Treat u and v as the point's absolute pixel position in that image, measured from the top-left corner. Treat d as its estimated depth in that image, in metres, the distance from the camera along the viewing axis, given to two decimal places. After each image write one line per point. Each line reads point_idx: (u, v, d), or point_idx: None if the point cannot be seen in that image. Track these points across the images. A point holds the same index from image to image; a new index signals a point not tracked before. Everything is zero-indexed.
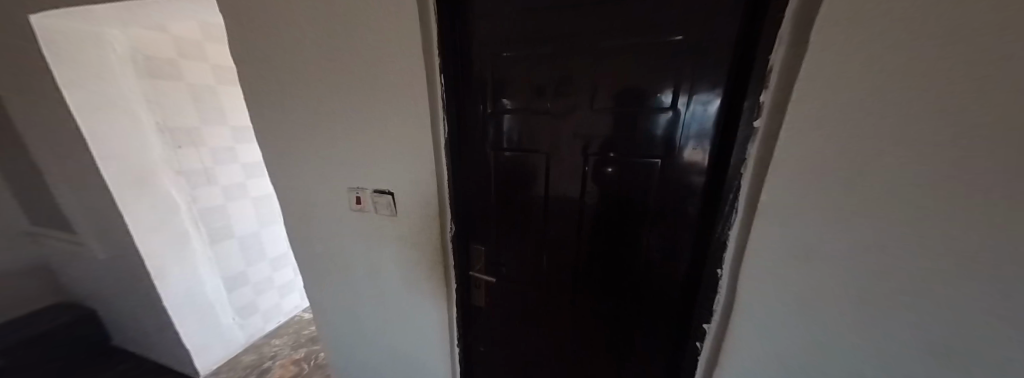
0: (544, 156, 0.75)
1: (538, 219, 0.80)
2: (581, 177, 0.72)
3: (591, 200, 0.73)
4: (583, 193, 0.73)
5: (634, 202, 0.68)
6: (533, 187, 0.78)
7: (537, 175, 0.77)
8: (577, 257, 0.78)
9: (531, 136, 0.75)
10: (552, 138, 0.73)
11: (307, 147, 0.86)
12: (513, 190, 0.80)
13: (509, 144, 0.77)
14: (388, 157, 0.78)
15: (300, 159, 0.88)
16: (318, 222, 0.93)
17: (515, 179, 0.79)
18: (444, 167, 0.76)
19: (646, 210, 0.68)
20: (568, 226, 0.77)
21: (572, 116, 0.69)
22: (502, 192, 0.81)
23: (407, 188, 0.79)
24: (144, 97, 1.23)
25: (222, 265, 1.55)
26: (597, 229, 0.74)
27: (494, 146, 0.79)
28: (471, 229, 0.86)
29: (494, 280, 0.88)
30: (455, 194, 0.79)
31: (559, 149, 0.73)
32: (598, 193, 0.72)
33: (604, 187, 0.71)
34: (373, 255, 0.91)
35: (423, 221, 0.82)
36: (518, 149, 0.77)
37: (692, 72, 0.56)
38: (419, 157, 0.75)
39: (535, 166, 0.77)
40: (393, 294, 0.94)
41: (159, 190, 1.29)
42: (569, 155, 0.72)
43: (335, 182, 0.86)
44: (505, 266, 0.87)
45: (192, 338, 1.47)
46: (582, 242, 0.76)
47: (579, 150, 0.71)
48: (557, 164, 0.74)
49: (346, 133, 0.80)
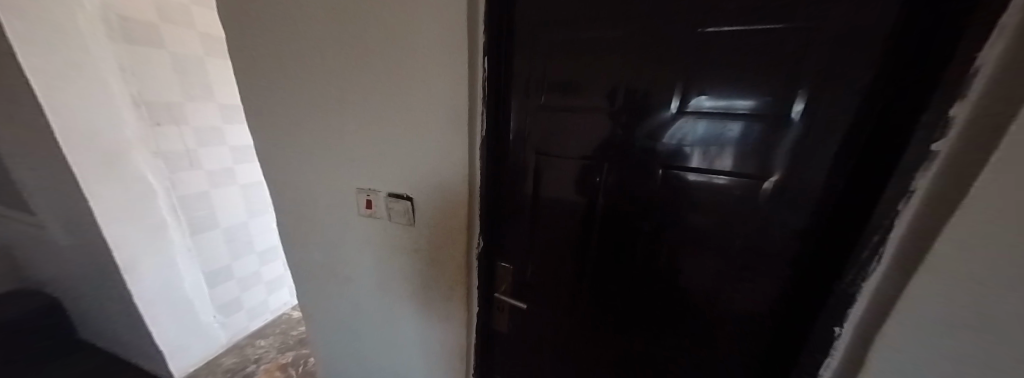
0: (595, 168, 0.62)
1: (579, 240, 0.67)
2: (638, 195, 0.59)
3: (643, 224, 0.60)
4: (640, 215, 0.60)
5: (708, 231, 0.56)
6: (578, 203, 0.65)
7: (585, 190, 0.64)
8: (622, 287, 0.66)
9: (583, 143, 0.62)
10: (609, 147, 0.60)
11: (308, 136, 0.71)
12: (551, 203, 0.67)
13: (552, 151, 0.65)
14: (408, 156, 0.64)
15: (300, 151, 0.74)
16: (317, 226, 0.79)
17: (556, 191, 0.67)
18: (478, 171, 0.62)
19: (722, 243, 0.55)
20: (614, 253, 0.65)
21: (638, 122, 0.56)
22: (542, 205, 0.68)
23: (430, 194, 0.66)
24: (118, 65, 1.05)
25: (203, 258, 1.39)
26: (648, 259, 0.62)
27: (534, 151, 0.66)
28: (499, 244, 0.73)
29: (524, 305, 0.75)
30: (485, 206, 0.66)
31: (618, 159, 0.60)
32: (657, 216, 0.59)
33: (665, 210, 0.58)
34: (381, 267, 0.77)
35: (447, 234, 0.68)
36: (564, 158, 0.64)
37: (823, 72, 0.43)
38: (448, 158, 0.62)
39: (583, 178, 0.63)
40: (401, 312, 0.81)
41: (131, 171, 1.12)
42: (630, 168, 0.59)
43: (342, 181, 0.72)
44: (537, 290, 0.74)
45: (166, 339, 1.32)
46: (631, 271, 0.64)
47: (643, 163, 0.58)
48: (611, 180, 0.61)
49: (358, 124, 0.66)
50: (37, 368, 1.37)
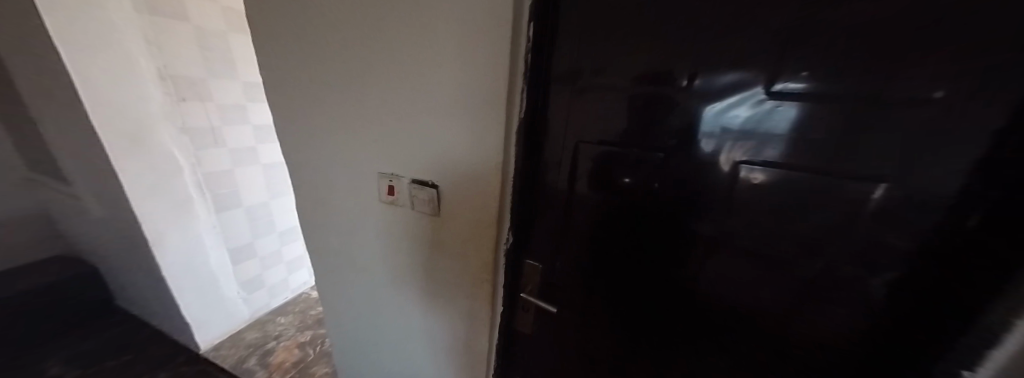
0: (635, 164, 0.51)
1: (611, 247, 0.58)
2: (687, 199, 0.49)
3: (692, 234, 0.51)
4: (693, 221, 0.50)
5: (786, 247, 0.45)
6: (611, 204, 0.55)
7: (620, 190, 0.54)
8: (664, 301, 0.57)
9: (634, 131, 0.49)
10: (667, 138, 0.48)
11: (329, 115, 0.66)
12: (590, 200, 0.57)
13: (593, 140, 0.53)
14: (436, 140, 0.58)
15: (320, 130, 0.69)
16: (336, 210, 0.75)
17: (591, 188, 0.56)
18: (512, 160, 0.55)
19: (802, 261, 0.45)
20: (658, 263, 0.55)
21: (712, 107, 0.43)
22: (578, 200, 0.58)
23: (458, 182, 0.60)
24: (144, 38, 1.04)
25: (227, 235, 1.41)
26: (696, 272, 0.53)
27: (574, 138, 0.54)
28: (526, 242, 0.64)
29: (553, 309, 0.67)
30: (518, 198, 0.59)
31: (676, 154, 0.48)
32: (715, 224, 0.49)
33: (726, 217, 0.48)
34: (401, 257, 0.72)
35: (474, 227, 0.62)
36: (609, 149, 0.52)
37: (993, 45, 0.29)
38: (480, 144, 0.55)
39: (620, 174, 0.53)
40: (420, 306, 0.76)
41: (156, 147, 1.12)
42: (691, 165, 0.47)
43: (363, 165, 0.67)
44: (567, 294, 0.65)
45: (191, 311, 1.36)
46: (675, 286, 0.55)
47: (706, 159, 0.46)
48: (661, 179, 0.50)
49: (382, 102, 0.60)
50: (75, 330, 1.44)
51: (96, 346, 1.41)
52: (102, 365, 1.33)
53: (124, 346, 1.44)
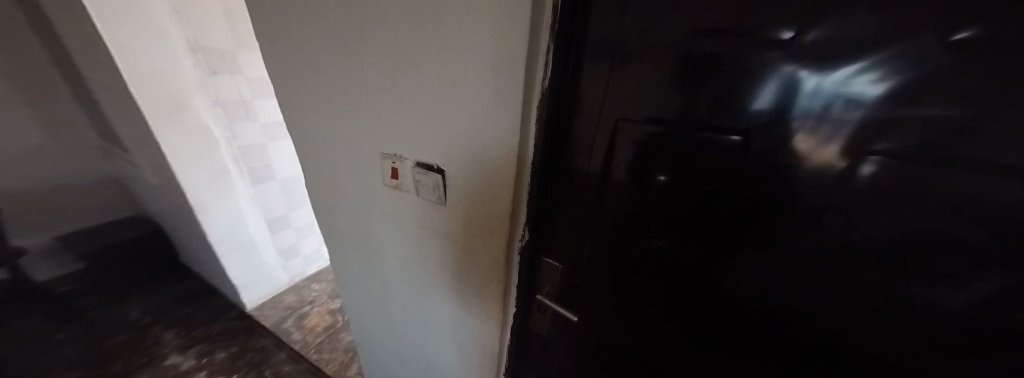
0: (680, 156, 0.38)
1: (641, 260, 0.46)
2: (756, 206, 0.35)
3: (758, 253, 0.37)
4: (767, 237, 0.36)
5: (928, 288, 0.30)
6: (642, 206, 0.43)
7: (655, 189, 0.41)
8: (712, 331, 0.44)
9: (699, 106, 0.34)
10: (752, 117, 0.32)
11: (329, 86, 0.59)
12: (625, 193, 0.44)
13: (635, 118, 0.39)
14: (444, 115, 0.49)
15: (323, 103, 0.62)
16: (344, 191, 0.70)
17: (621, 183, 0.43)
18: (532, 141, 0.44)
19: (951, 311, 0.29)
20: (712, 283, 0.41)
21: (843, 68, 0.26)
22: (610, 192, 0.45)
23: (468, 167, 0.50)
24: (172, 7, 1.03)
25: (264, 206, 1.48)
26: (761, 302, 0.39)
27: (611, 115, 0.41)
28: (545, 238, 0.54)
29: (571, 315, 0.58)
30: (536, 188, 0.48)
31: (758, 141, 0.32)
32: (805, 245, 0.34)
33: (827, 238, 0.33)
34: (409, 246, 0.66)
35: (484, 220, 0.53)
36: (659, 130, 0.38)
37: None
38: (493, 123, 0.44)
39: (658, 170, 0.40)
40: (430, 297, 0.71)
41: (194, 120, 1.16)
42: (779, 158, 0.32)
43: (367, 143, 0.60)
44: (588, 299, 0.55)
45: (236, 274, 1.48)
46: (727, 315, 0.42)
47: (803, 151, 0.31)
48: (722, 177, 0.36)
49: (383, 71, 0.51)
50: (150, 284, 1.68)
51: (165, 297, 1.62)
52: (169, 314, 1.54)
53: (188, 299, 1.64)
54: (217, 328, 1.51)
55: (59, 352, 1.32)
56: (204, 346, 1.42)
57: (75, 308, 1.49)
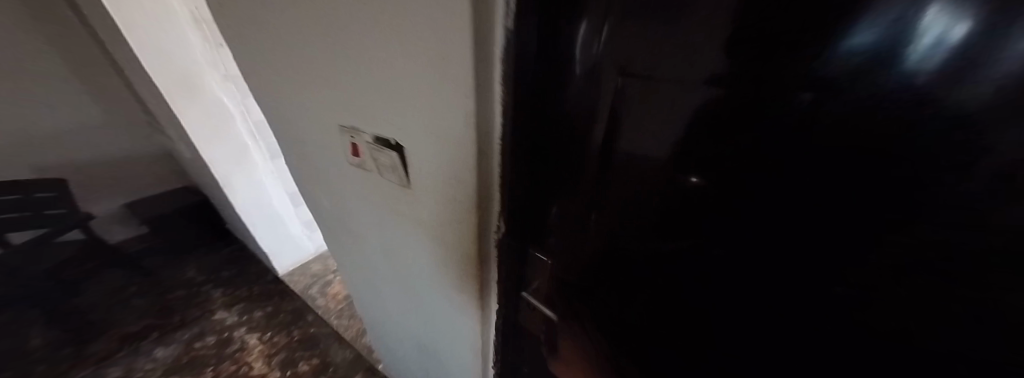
0: (729, 150, 0.23)
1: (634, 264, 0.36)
2: (834, 228, 0.21)
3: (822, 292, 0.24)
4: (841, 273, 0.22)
5: None
6: (657, 212, 0.31)
7: (681, 196, 0.28)
8: (716, 359, 0.35)
9: (749, 49, 0.19)
10: (861, 61, 0.16)
11: (271, 43, 0.48)
12: (628, 182, 0.31)
13: (640, 72, 0.25)
14: (390, 76, 0.37)
15: (271, 64, 0.52)
16: (318, 168, 0.63)
17: (629, 178, 0.31)
18: (497, 109, 0.33)
19: None
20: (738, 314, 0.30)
21: None
22: (606, 180, 0.33)
23: (428, 145, 0.40)
24: None
25: (285, 180, 1.53)
26: (791, 347, 0.28)
27: (608, 68, 0.27)
28: (530, 230, 0.44)
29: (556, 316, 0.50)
30: (508, 170, 0.38)
31: (861, 113, 0.17)
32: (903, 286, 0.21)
33: (949, 286, 0.19)
34: (385, 231, 0.59)
35: (453, 209, 0.43)
36: (677, 91, 0.24)
37: None
38: (447, 84, 0.32)
39: (692, 170, 0.26)
40: (414, 285, 0.65)
41: (208, 95, 1.17)
42: (893, 149, 0.17)
43: (321, 113, 0.50)
44: (579, 302, 0.46)
45: (266, 242, 1.59)
46: (743, 349, 0.32)
47: (965, 136, 0.15)
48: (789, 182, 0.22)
49: (313, 16, 0.39)
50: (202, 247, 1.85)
51: (214, 260, 1.80)
52: (218, 275, 1.71)
53: (231, 263, 1.80)
54: (256, 289, 1.66)
55: (133, 302, 1.54)
56: (245, 304, 1.58)
57: (145, 266, 1.70)
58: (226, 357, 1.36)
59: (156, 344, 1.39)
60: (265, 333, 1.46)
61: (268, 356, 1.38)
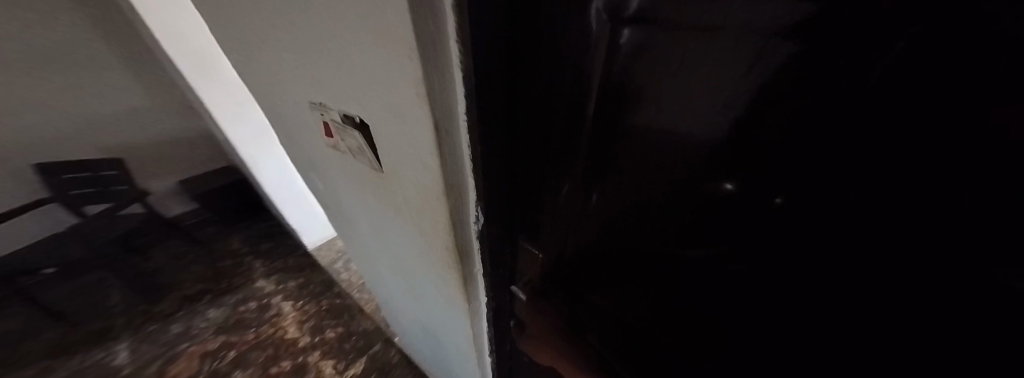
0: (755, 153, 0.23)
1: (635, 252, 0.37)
2: (848, 232, 0.21)
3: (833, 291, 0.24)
4: (858, 280, 0.22)
5: None
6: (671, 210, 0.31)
7: (705, 198, 0.28)
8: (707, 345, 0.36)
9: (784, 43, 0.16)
10: (876, 57, 0.14)
11: (225, 7, 0.42)
12: (634, 176, 0.32)
13: (643, 64, 0.24)
14: (335, 36, 0.30)
15: (234, 35, 0.46)
16: (302, 150, 0.60)
17: (647, 177, 0.31)
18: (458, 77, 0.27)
19: None
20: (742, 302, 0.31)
21: None
22: (614, 172, 0.34)
23: (389, 123, 0.34)
24: None
25: None
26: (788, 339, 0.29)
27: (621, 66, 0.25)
28: (535, 216, 0.45)
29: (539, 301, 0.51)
30: (480, 151, 0.32)
31: (876, 112, 0.16)
32: (908, 290, 0.20)
33: (950, 293, 0.18)
34: (373, 216, 0.56)
35: (425, 197, 0.38)
36: (682, 84, 0.23)
37: None
38: (389, 41, 0.25)
39: (729, 175, 0.25)
40: (409, 273, 0.63)
41: (226, 75, 1.20)
42: (907, 154, 0.16)
43: (288, 90, 0.45)
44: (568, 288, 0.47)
45: (295, 219, 1.69)
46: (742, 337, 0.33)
47: (989, 145, 0.13)
48: (815, 188, 0.21)
49: None
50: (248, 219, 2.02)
51: (257, 233, 1.96)
52: (259, 247, 1.86)
53: (268, 236, 1.94)
54: (291, 261, 1.80)
55: (191, 269, 1.73)
56: (281, 275, 1.72)
57: (202, 238, 1.89)
58: (265, 321, 1.50)
59: (208, 306, 1.55)
60: (298, 301, 1.58)
61: (301, 322, 1.50)
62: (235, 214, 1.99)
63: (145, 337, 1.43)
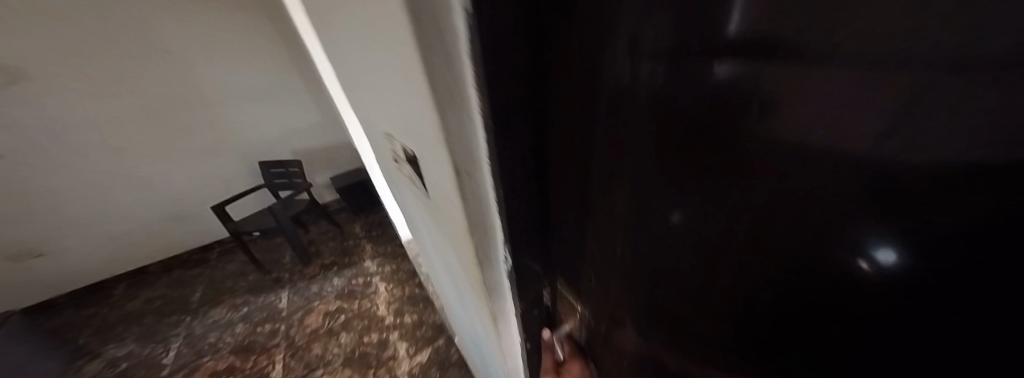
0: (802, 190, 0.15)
1: (670, 314, 0.29)
2: (938, 311, 0.13)
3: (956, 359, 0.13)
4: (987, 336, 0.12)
5: None
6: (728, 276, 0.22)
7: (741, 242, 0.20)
8: None
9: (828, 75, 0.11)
10: None
11: (339, 59, 0.54)
12: (660, 241, 0.26)
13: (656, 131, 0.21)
14: (392, 89, 0.34)
15: (345, 78, 0.57)
16: (387, 170, 0.70)
17: (698, 234, 0.22)
18: (472, 131, 0.27)
19: None
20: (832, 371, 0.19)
21: None
22: (638, 234, 0.29)
23: (428, 162, 0.36)
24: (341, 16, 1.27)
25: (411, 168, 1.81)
26: None
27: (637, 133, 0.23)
28: (571, 270, 0.43)
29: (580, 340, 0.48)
30: (501, 195, 0.31)
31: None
32: None
33: None
34: (432, 234, 0.61)
35: (458, 231, 0.39)
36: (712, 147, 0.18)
37: None
38: (417, 98, 0.28)
39: (874, 232, 0.13)
40: (460, 294, 0.65)
41: None
42: None
43: (375, 123, 0.53)
44: (603, 335, 0.42)
45: None
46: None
47: None
48: (867, 239, 0.14)
49: (346, 31, 0.39)
50: (371, 210, 2.49)
51: (375, 222, 2.41)
52: (374, 235, 2.29)
53: (382, 225, 2.38)
54: (390, 248, 2.15)
55: (330, 243, 2.27)
56: (382, 259, 2.08)
57: (341, 222, 2.45)
58: (366, 295, 1.84)
59: (334, 275, 2.01)
60: (389, 284, 1.89)
61: (389, 303, 1.78)
62: (363, 206, 2.46)
63: (297, 290, 1.94)
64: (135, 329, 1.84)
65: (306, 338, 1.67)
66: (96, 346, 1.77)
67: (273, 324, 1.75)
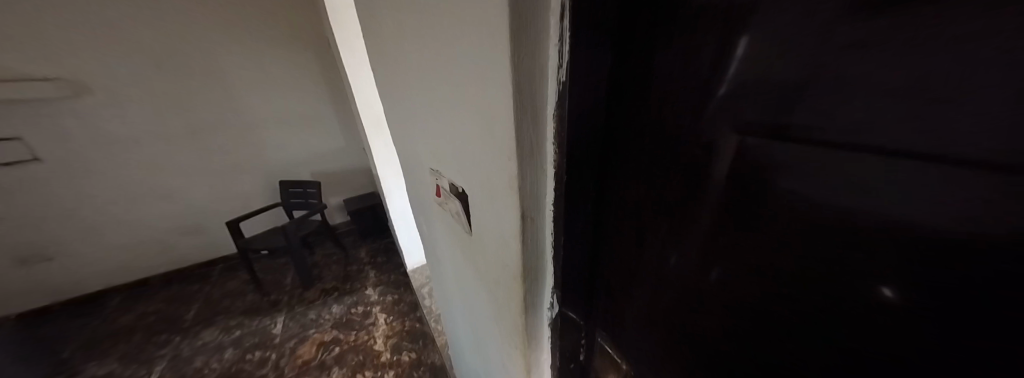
0: (842, 249, 0.18)
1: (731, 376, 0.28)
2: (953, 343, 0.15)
3: None
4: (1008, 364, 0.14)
5: None
6: (774, 328, 0.23)
7: (785, 296, 0.22)
8: None
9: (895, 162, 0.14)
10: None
11: (398, 97, 0.58)
12: (722, 301, 0.26)
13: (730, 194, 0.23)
14: (459, 131, 0.37)
15: (398, 113, 0.62)
16: (420, 202, 0.71)
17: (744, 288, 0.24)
18: (544, 177, 0.29)
19: None
20: None
21: None
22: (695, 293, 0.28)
23: (483, 201, 0.37)
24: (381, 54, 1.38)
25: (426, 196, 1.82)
26: None
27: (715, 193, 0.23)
28: (614, 325, 0.40)
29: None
30: (561, 245, 0.32)
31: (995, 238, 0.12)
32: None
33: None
34: (459, 271, 0.60)
35: (502, 271, 0.39)
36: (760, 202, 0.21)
37: None
38: (491, 145, 0.30)
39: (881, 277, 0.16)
40: (482, 339, 0.62)
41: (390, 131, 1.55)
42: None
43: (421, 157, 0.56)
44: None
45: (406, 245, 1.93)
46: None
47: None
48: (883, 284, 0.16)
49: (421, 76, 0.43)
50: (379, 236, 2.48)
51: (383, 247, 2.39)
52: (379, 261, 2.25)
53: (389, 252, 2.34)
54: (394, 277, 2.10)
55: (333, 268, 2.22)
56: (384, 287, 2.02)
57: (348, 246, 2.42)
58: (364, 326, 1.75)
59: (333, 302, 1.94)
60: (389, 316, 1.81)
61: (387, 337, 1.69)
62: (372, 230, 2.45)
63: (293, 316, 1.86)
64: (123, 345, 1.76)
65: (297, 370, 1.57)
66: (82, 361, 1.69)
67: (264, 352, 1.66)
